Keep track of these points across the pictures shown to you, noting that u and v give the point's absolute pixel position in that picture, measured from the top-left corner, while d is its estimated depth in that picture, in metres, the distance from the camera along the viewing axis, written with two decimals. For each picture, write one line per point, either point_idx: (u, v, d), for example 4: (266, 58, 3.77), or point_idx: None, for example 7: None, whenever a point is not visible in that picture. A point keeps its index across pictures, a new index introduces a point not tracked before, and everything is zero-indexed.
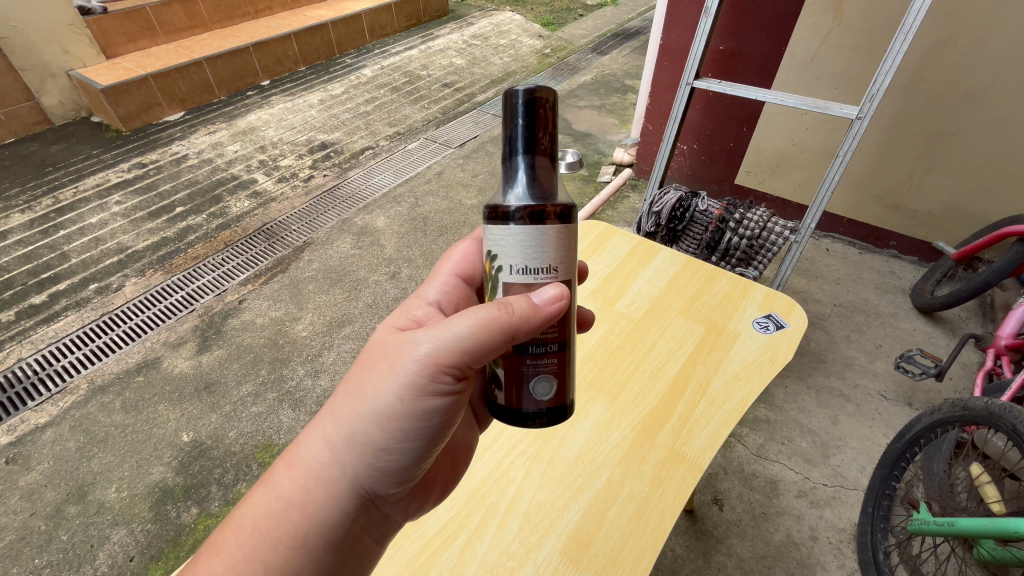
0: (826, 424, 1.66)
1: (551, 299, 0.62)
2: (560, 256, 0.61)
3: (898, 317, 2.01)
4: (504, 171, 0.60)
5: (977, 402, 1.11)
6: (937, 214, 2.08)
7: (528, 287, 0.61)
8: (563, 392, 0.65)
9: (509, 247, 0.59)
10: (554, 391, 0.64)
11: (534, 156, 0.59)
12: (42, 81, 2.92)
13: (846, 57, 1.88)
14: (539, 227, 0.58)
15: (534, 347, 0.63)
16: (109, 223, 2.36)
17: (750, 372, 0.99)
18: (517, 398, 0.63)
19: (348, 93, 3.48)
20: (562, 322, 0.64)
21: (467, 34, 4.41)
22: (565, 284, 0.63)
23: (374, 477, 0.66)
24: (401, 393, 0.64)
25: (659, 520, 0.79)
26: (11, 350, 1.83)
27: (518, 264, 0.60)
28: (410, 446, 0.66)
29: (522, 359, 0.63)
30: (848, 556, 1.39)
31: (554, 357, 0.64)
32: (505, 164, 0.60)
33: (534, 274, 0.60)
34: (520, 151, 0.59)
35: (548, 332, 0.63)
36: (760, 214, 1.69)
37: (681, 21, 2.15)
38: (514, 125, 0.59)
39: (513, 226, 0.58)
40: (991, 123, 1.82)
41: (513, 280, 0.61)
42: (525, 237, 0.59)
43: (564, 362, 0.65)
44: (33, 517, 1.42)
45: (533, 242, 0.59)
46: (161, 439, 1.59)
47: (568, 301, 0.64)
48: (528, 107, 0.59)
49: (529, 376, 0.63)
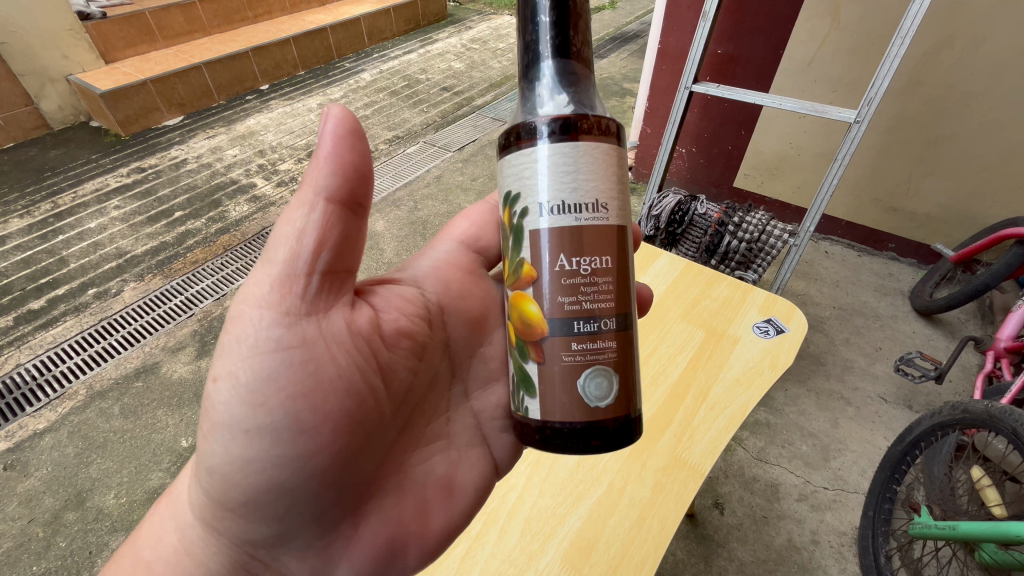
0: (826, 427, 1.66)
1: (594, 252, 0.58)
2: (598, 184, 0.58)
3: (898, 319, 2.02)
4: (526, 87, 0.61)
5: (977, 405, 1.11)
6: (935, 216, 2.08)
7: (569, 242, 0.57)
8: (620, 398, 0.59)
9: (538, 177, 0.57)
10: (615, 392, 0.59)
11: (560, 65, 0.60)
12: (41, 86, 2.93)
13: (844, 61, 1.89)
14: (574, 142, 0.56)
15: (579, 328, 0.58)
16: (108, 228, 2.36)
17: (750, 376, 0.99)
18: (564, 400, 0.58)
19: (347, 97, 3.49)
20: (615, 290, 0.59)
21: (466, 38, 4.42)
22: (608, 229, 0.59)
23: (248, 513, 0.61)
24: (255, 404, 0.58)
25: (660, 526, 0.79)
26: (9, 356, 1.82)
27: (549, 200, 0.57)
28: (275, 466, 0.59)
29: (566, 347, 0.58)
30: (850, 559, 1.38)
31: (603, 339, 0.59)
32: (527, 73, 0.61)
33: (572, 212, 0.57)
34: (546, 61, 0.60)
35: (596, 304, 0.58)
36: (758, 217, 1.69)
37: (679, 25, 2.15)
38: (537, 25, 0.60)
39: (543, 141, 0.56)
40: (988, 126, 1.83)
41: (544, 223, 0.57)
42: (557, 158, 0.56)
43: (615, 347, 0.60)
44: (30, 524, 1.41)
45: (566, 162, 0.56)
46: (159, 445, 1.58)
47: (614, 257, 0.60)
48: (555, 11, 0.60)
49: (575, 373, 0.58)
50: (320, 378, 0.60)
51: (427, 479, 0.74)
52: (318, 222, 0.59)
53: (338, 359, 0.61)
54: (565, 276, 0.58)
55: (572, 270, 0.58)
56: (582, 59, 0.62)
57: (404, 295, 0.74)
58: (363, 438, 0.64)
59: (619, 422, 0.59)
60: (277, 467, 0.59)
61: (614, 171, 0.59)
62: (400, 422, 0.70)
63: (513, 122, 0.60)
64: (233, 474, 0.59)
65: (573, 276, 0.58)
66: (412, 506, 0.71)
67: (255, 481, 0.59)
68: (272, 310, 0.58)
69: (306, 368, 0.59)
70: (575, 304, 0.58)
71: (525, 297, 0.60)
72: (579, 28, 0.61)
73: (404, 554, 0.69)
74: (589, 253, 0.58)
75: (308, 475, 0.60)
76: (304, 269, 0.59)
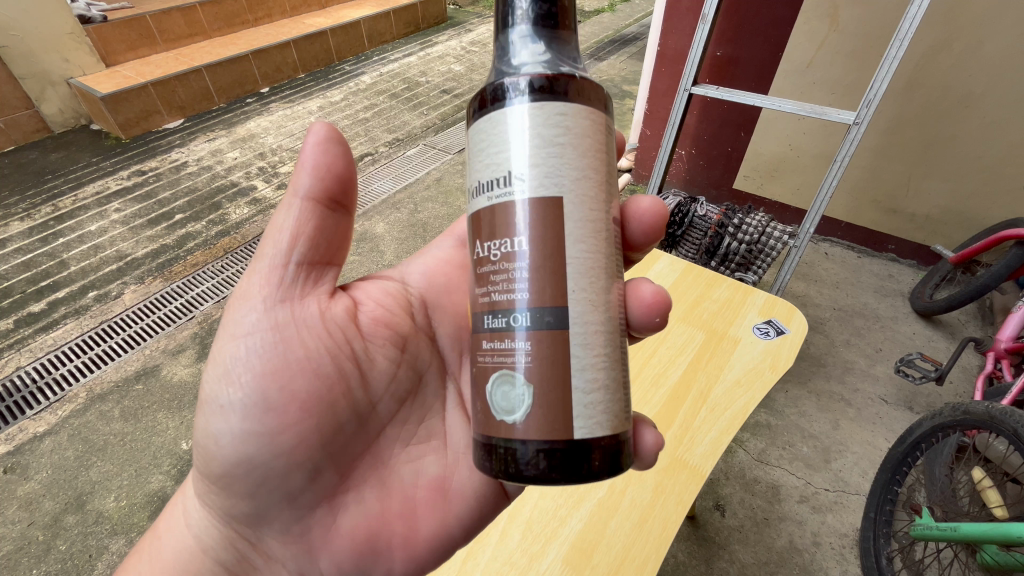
0: (827, 429, 1.66)
1: (506, 233, 0.55)
2: (571, 149, 0.54)
3: (898, 321, 2.02)
4: (502, 36, 0.56)
5: (978, 406, 1.11)
6: (935, 217, 2.08)
7: (486, 224, 0.56)
8: (536, 406, 0.53)
9: (467, 158, 0.59)
10: (529, 406, 0.53)
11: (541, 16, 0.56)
12: (41, 89, 2.93)
13: (843, 63, 1.90)
14: (486, 115, 0.55)
15: (491, 323, 0.55)
16: (108, 231, 2.36)
17: (751, 377, 0.99)
18: (478, 406, 0.56)
19: (347, 100, 3.49)
20: (538, 276, 0.54)
21: (466, 41, 4.44)
22: (525, 206, 0.54)
23: (229, 490, 0.65)
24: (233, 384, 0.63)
25: (662, 527, 0.79)
26: (10, 359, 1.82)
27: (522, 167, 0.54)
28: (249, 444, 0.63)
29: (480, 346, 0.56)
30: (851, 561, 1.38)
31: (517, 339, 0.54)
32: (496, 42, 0.59)
33: (488, 188, 0.56)
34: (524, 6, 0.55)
35: (507, 297, 0.54)
36: (758, 218, 1.68)
37: (678, 27, 2.16)
38: None
39: (522, 103, 0.54)
40: (987, 128, 1.83)
41: (471, 204, 0.58)
42: (535, 123, 0.53)
43: (536, 348, 0.53)
44: (31, 527, 1.41)
45: (543, 128, 0.53)
46: (160, 447, 1.58)
47: (534, 237, 0.54)
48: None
49: (483, 379, 0.55)
50: (292, 363, 0.64)
51: (417, 480, 0.72)
52: (295, 220, 0.63)
53: (310, 343, 0.64)
54: (479, 266, 0.57)
55: (484, 257, 0.56)
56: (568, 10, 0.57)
57: (389, 290, 0.76)
58: (335, 426, 0.66)
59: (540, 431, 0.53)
60: (254, 447, 0.63)
61: (596, 136, 0.56)
62: (381, 415, 0.71)
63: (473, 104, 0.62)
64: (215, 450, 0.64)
65: (485, 265, 0.56)
66: (397, 504, 0.70)
67: (235, 459, 0.64)
68: (252, 295, 0.64)
69: (280, 350, 0.63)
70: (486, 297, 0.56)
71: None
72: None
73: (386, 553, 0.69)
74: (501, 236, 0.55)
75: (279, 457, 0.63)
76: (282, 259, 0.64)
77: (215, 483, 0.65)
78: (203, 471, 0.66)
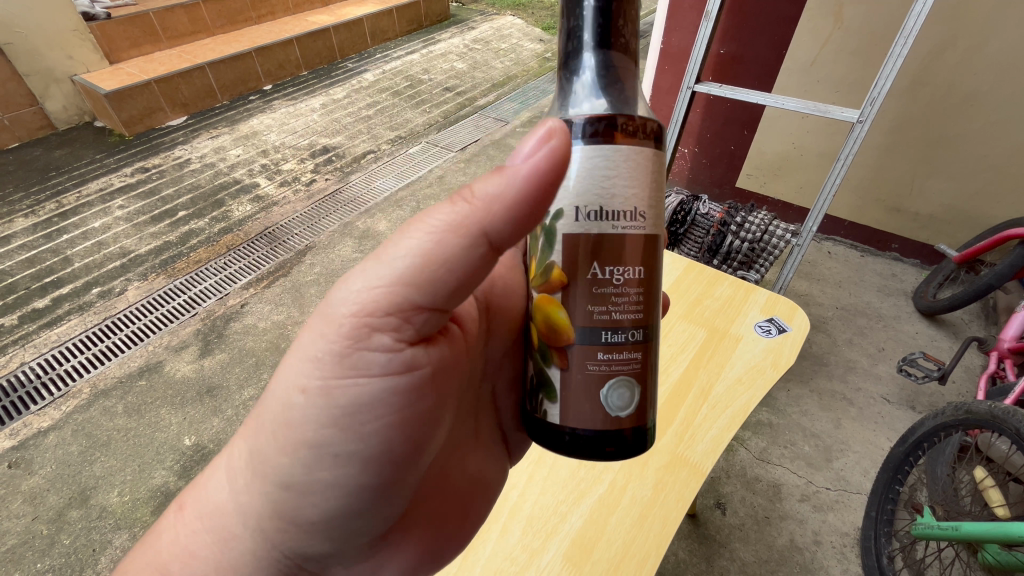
0: (829, 427, 1.66)
1: (626, 261, 0.54)
2: (630, 187, 0.53)
3: (901, 320, 2.01)
4: (566, 82, 0.56)
5: (981, 406, 1.11)
6: (938, 216, 2.08)
7: (601, 251, 0.54)
8: (642, 410, 0.58)
9: (567, 178, 0.53)
10: (636, 408, 0.57)
11: (604, 59, 0.55)
12: (46, 86, 2.94)
13: (847, 61, 1.89)
14: (611, 145, 0.52)
15: (611, 336, 0.56)
16: (112, 227, 2.37)
17: (752, 375, 0.99)
18: (591, 412, 0.56)
19: (349, 98, 3.49)
20: (652, 301, 0.57)
21: (468, 38, 4.43)
22: (643, 239, 0.55)
23: (303, 529, 0.57)
24: (344, 427, 0.53)
25: (662, 524, 0.79)
26: (14, 355, 1.83)
27: (578, 206, 0.53)
28: (355, 488, 0.56)
29: (595, 356, 0.56)
30: (852, 560, 1.38)
31: (634, 350, 0.57)
32: (566, 68, 0.57)
33: (605, 218, 0.53)
34: (590, 54, 0.55)
35: (628, 315, 0.56)
36: (760, 217, 1.70)
37: (681, 25, 2.15)
38: (579, 16, 0.55)
39: (582, 145, 0.52)
40: (992, 127, 1.82)
41: (572, 228, 0.54)
42: (596, 162, 0.52)
43: (644, 360, 0.58)
44: (35, 521, 1.42)
45: (602, 168, 0.52)
46: (162, 443, 1.59)
47: (649, 266, 0.56)
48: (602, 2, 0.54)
49: (599, 383, 0.56)
50: (420, 405, 0.56)
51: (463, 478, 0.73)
52: (457, 254, 0.50)
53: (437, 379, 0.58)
54: (596, 283, 0.54)
55: (602, 278, 0.54)
56: (626, 50, 0.56)
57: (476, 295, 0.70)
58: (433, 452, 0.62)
59: (637, 434, 0.58)
60: (353, 495, 0.56)
61: (655, 173, 0.54)
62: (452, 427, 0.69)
63: (543, 119, 0.56)
64: (298, 491, 0.55)
65: (603, 284, 0.54)
66: (455, 509, 0.72)
67: (324, 506, 0.56)
68: (388, 332, 0.51)
69: (414, 392, 0.55)
70: (608, 314, 0.55)
71: (550, 299, 0.57)
72: (627, 20, 0.56)
73: (444, 552, 0.71)
74: (624, 263, 0.54)
75: (383, 497, 0.58)
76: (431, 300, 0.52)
77: (286, 526, 0.56)
78: (269, 513, 0.56)
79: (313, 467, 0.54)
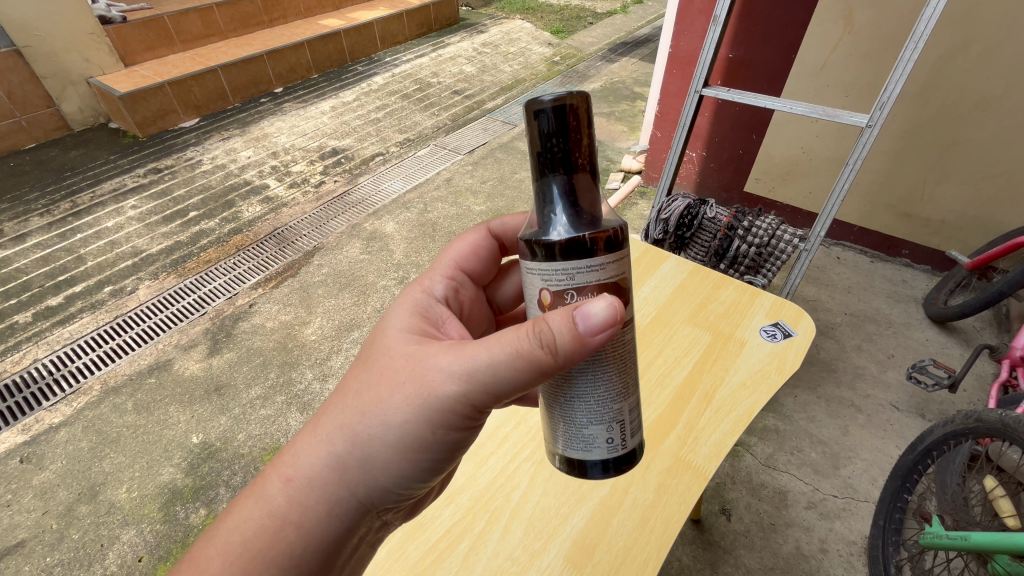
0: (836, 434, 1.64)
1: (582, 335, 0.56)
2: (616, 288, 0.57)
3: (911, 327, 1.99)
4: (542, 209, 0.57)
5: (991, 414, 1.10)
6: (950, 222, 2.05)
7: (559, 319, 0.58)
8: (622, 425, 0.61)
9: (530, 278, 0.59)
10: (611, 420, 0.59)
11: (586, 165, 0.56)
12: (62, 88, 2.99)
13: (857, 65, 1.87)
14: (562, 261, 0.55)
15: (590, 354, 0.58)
16: (124, 227, 2.41)
17: (756, 380, 0.98)
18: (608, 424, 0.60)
19: (359, 101, 3.54)
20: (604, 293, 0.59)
21: (478, 42, 4.47)
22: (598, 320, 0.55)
23: (380, 503, 0.66)
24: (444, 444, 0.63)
25: (664, 527, 0.78)
26: (27, 352, 1.86)
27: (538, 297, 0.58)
28: (429, 474, 0.66)
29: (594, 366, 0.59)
30: (859, 569, 1.36)
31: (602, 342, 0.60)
32: (541, 206, 0.57)
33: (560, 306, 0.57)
34: (559, 215, 0.55)
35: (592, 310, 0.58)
36: (768, 221, 1.68)
37: (689, 29, 2.15)
38: (551, 207, 0.56)
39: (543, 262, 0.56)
40: (1006, 132, 1.80)
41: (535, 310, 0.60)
42: (585, 276, 0.55)
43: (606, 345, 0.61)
44: (45, 515, 1.44)
45: (592, 276, 0.55)
46: (171, 441, 1.61)
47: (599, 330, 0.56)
48: (559, 111, 0.54)
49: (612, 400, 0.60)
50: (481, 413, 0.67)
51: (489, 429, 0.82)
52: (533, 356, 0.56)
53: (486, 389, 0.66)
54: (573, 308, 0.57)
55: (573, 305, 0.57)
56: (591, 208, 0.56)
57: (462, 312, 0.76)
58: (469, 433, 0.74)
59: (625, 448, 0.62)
60: (427, 478, 0.67)
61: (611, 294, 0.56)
62: None
63: (528, 234, 0.58)
64: (389, 475, 0.63)
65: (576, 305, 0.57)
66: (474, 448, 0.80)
67: (401, 486, 0.65)
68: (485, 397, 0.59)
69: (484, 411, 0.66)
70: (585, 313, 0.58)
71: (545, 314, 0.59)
72: (586, 137, 0.56)
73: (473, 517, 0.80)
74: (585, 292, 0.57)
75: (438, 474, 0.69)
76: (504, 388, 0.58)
77: (338, 506, 0.63)
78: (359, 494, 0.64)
79: (385, 468, 0.63)
